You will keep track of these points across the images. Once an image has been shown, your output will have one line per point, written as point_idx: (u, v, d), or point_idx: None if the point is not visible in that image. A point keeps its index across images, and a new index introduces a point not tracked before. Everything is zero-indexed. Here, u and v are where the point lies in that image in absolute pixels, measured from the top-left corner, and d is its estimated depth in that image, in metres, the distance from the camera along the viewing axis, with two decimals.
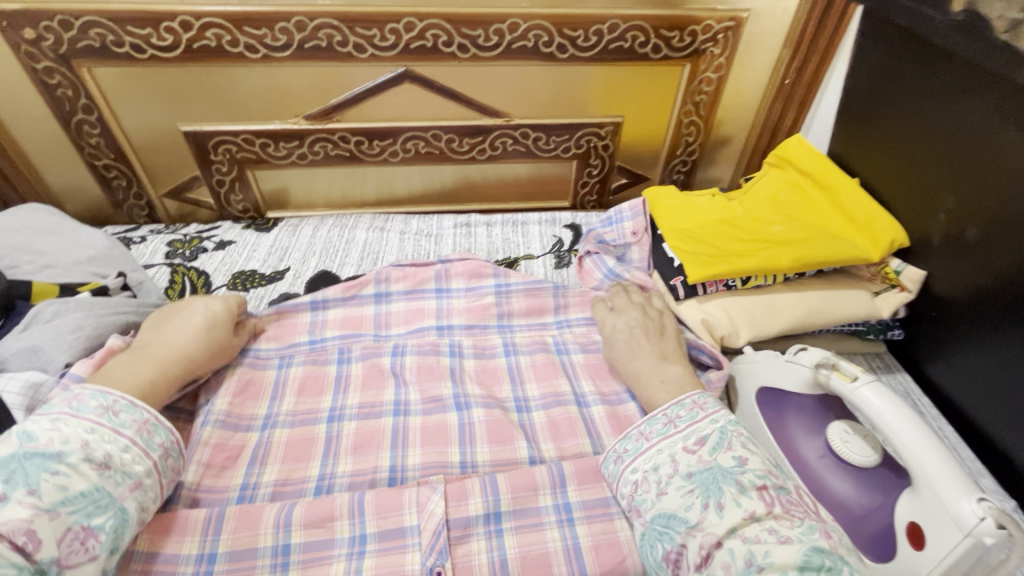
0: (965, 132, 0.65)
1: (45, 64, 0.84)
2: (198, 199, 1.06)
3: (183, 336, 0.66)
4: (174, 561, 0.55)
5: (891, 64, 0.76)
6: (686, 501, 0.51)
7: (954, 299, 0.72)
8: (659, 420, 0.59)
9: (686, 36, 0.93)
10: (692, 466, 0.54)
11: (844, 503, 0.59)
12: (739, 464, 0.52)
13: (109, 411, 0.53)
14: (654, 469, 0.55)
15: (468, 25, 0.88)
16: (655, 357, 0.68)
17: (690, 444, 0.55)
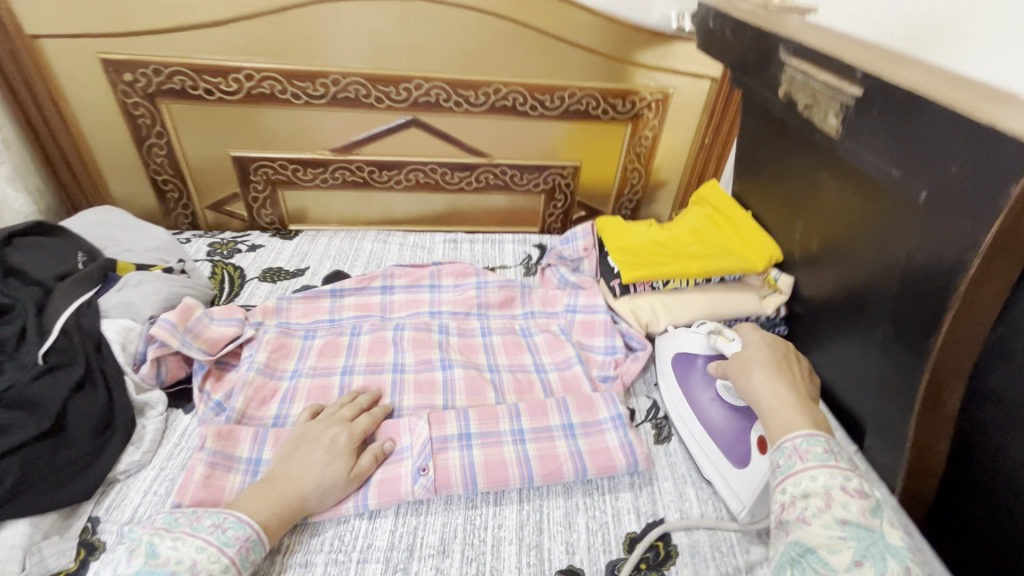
0: (795, 177, 0.93)
1: (134, 100, 1.10)
2: (232, 211, 1.29)
3: (306, 466, 0.69)
4: (233, 458, 0.75)
5: (748, 131, 1.05)
6: (832, 544, 0.53)
7: (813, 298, 0.98)
8: (819, 442, 0.60)
9: (628, 103, 1.22)
10: (849, 516, 0.54)
11: (719, 430, 0.79)
12: (907, 549, 0.51)
13: (218, 529, 0.60)
14: (804, 499, 0.57)
15: (463, 88, 1.16)
16: (769, 376, 0.71)
17: (849, 489, 0.56)
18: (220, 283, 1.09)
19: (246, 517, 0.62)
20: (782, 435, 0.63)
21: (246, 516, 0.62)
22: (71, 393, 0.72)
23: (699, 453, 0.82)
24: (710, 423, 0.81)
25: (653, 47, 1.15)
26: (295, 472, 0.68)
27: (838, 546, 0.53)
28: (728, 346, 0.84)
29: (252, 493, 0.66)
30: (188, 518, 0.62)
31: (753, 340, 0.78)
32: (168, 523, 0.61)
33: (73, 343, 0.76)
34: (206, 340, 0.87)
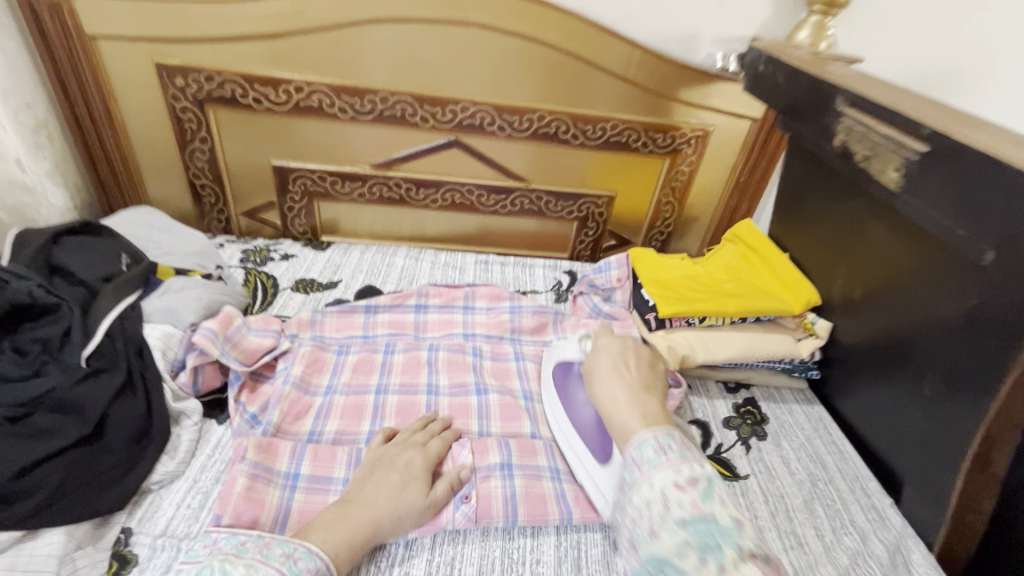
0: (846, 227, 0.94)
1: (183, 104, 1.11)
2: (266, 219, 1.29)
3: (380, 492, 0.68)
4: (271, 470, 0.74)
5: (801, 176, 1.06)
6: (681, 549, 0.54)
7: (851, 345, 0.98)
8: (650, 446, 0.62)
9: (668, 138, 1.23)
10: (686, 513, 0.56)
11: (587, 431, 0.79)
12: (736, 526, 0.55)
13: (290, 559, 0.57)
14: (647, 505, 0.58)
15: (508, 113, 1.17)
16: (635, 388, 0.74)
17: (681, 483, 0.58)
18: (253, 291, 1.09)
19: (316, 548, 0.60)
20: (643, 432, 0.64)
21: (316, 547, 0.60)
22: (113, 399, 0.71)
23: (572, 458, 0.80)
24: (578, 425, 0.81)
25: (698, 85, 1.17)
26: (371, 497, 0.67)
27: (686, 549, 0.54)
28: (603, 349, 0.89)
29: (328, 518, 0.64)
30: (257, 546, 0.59)
31: (606, 346, 0.83)
32: (237, 549, 0.60)
33: (116, 347, 0.75)
34: (244, 351, 0.87)
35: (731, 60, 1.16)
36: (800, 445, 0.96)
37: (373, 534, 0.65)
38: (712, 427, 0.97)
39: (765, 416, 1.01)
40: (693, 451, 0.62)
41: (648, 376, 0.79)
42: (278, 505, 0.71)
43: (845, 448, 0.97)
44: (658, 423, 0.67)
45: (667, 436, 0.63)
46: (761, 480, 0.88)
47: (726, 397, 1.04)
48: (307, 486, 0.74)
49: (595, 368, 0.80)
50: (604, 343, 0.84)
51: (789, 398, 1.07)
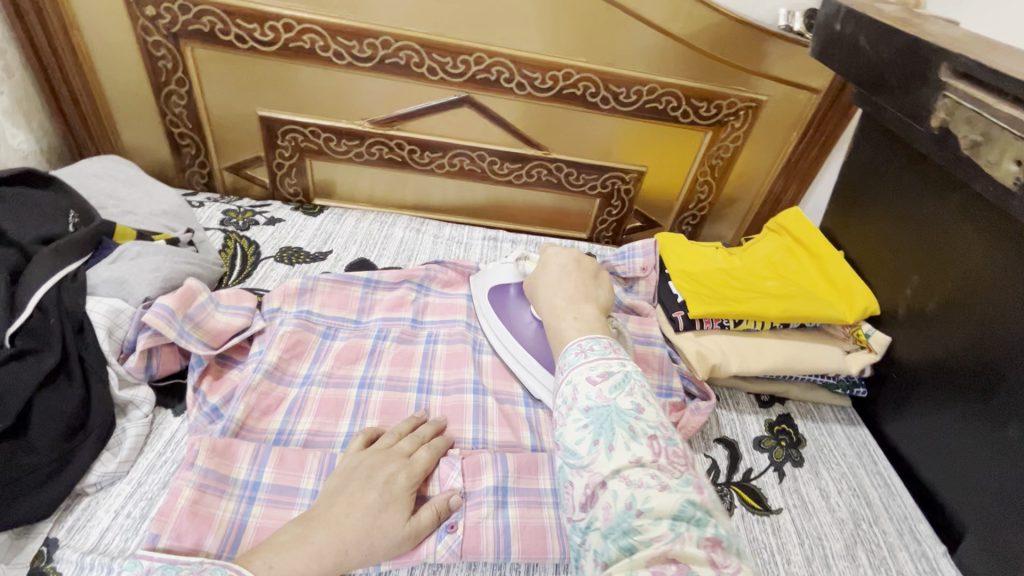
0: (936, 225, 0.79)
1: (156, 38, 0.96)
2: (253, 177, 1.16)
3: (351, 513, 0.56)
4: (225, 480, 0.63)
5: (878, 161, 0.90)
6: (580, 435, 0.52)
7: (913, 365, 0.84)
8: (575, 352, 0.61)
9: (713, 108, 1.07)
10: (591, 402, 0.54)
11: (537, 350, 0.81)
12: (636, 412, 0.52)
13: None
14: (564, 403, 0.56)
15: (529, 68, 1.01)
16: (578, 294, 0.73)
17: (594, 377, 0.56)
18: (230, 260, 0.97)
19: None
20: (574, 335, 0.64)
21: (253, 575, 0.49)
22: (39, 388, 0.60)
23: (524, 374, 0.82)
24: (525, 344, 0.82)
25: (753, 46, 1.00)
26: (339, 520, 0.56)
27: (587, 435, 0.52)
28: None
29: (283, 542, 0.53)
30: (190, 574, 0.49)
31: (556, 258, 0.79)
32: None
33: (49, 324, 0.64)
34: (208, 333, 0.75)
35: (797, 18, 0.98)
36: (841, 476, 0.83)
37: (339, 565, 0.53)
38: (741, 447, 0.85)
39: (802, 437, 0.88)
40: (618, 354, 0.60)
41: (591, 283, 0.76)
42: (230, 521, 0.60)
43: (892, 481, 0.84)
44: (589, 324, 0.66)
45: (590, 340, 0.63)
46: (796, 516, 0.76)
47: (758, 413, 0.91)
48: (267, 498, 0.63)
49: (540, 279, 0.78)
50: (551, 255, 0.80)
51: (830, 417, 0.94)
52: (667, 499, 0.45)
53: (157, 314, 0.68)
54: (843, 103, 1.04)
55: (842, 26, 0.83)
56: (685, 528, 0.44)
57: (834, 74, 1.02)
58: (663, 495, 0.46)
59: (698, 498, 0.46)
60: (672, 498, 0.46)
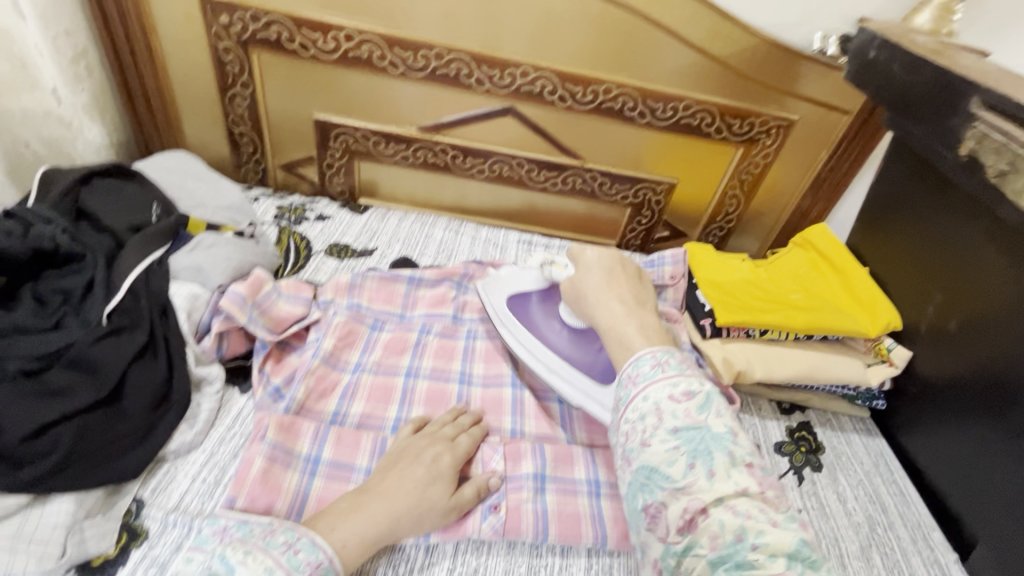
0: (960, 247, 0.83)
1: (226, 44, 1.04)
2: (303, 174, 1.23)
3: (403, 485, 0.62)
4: (290, 453, 0.69)
5: (905, 185, 0.94)
6: (671, 457, 0.50)
7: (933, 380, 0.88)
8: (647, 362, 0.58)
9: (746, 125, 1.11)
10: (680, 422, 0.51)
11: (576, 358, 0.83)
12: (731, 435, 0.51)
13: (291, 549, 0.52)
14: (640, 419, 0.54)
15: (571, 82, 1.06)
16: (629, 293, 0.73)
17: (677, 396, 0.54)
18: (285, 252, 1.03)
19: (320, 540, 0.54)
20: (642, 348, 0.61)
21: (320, 538, 0.55)
22: (132, 361, 0.67)
23: (562, 385, 0.82)
24: (562, 353, 0.83)
25: (788, 68, 1.04)
26: (394, 491, 0.61)
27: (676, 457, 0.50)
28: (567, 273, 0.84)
29: (341, 509, 0.59)
30: (264, 532, 0.55)
31: (592, 258, 0.78)
32: (244, 534, 0.56)
33: (138, 305, 0.71)
34: (272, 319, 0.81)
35: (831, 43, 1.02)
36: (858, 482, 0.87)
37: (391, 531, 0.59)
38: (762, 450, 0.89)
39: (821, 444, 0.92)
40: (694, 369, 0.57)
41: (639, 287, 0.76)
42: (296, 490, 0.66)
43: (908, 490, 0.88)
44: (652, 330, 0.66)
45: (664, 352, 0.59)
46: (813, 517, 0.80)
47: (779, 419, 0.95)
48: (327, 472, 0.69)
49: (582, 284, 0.76)
50: (592, 259, 0.78)
51: (848, 426, 0.97)
52: (781, 535, 0.45)
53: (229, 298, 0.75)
54: (873, 123, 1.07)
55: (876, 54, 0.87)
56: (805, 571, 0.43)
57: (865, 96, 1.05)
58: (778, 532, 0.45)
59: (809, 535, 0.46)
60: (787, 536, 0.45)
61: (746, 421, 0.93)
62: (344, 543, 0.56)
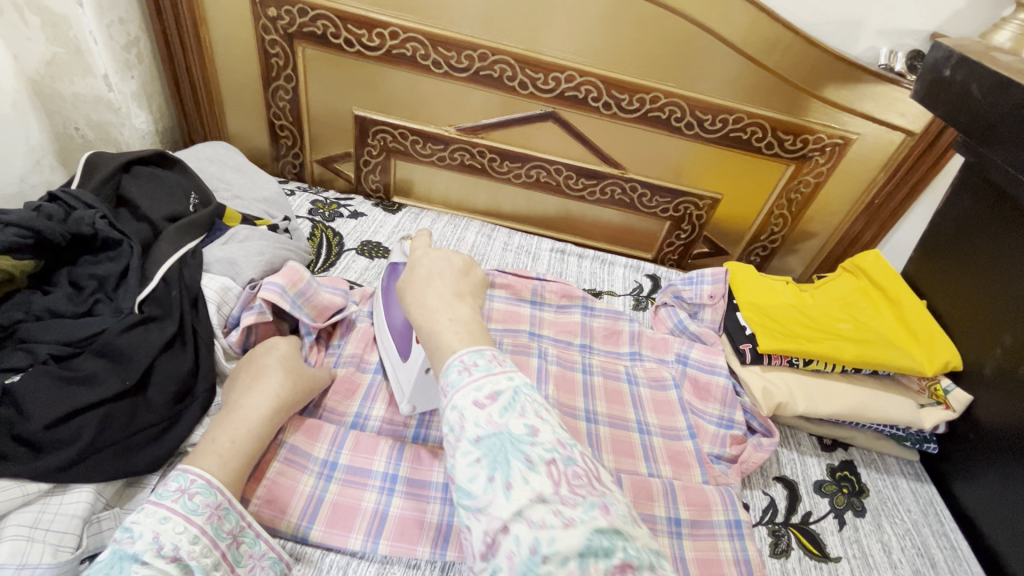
0: None
1: (273, 37, 1.04)
2: (339, 170, 1.23)
3: (253, 378, 0.67)
4: (307, 456, 0.67)
5: (977, 217, 0.88)
6: (472, 471, 0.43)
7: (996, 428, 0.81)
8: (455, 369, 0.48)
9: (799, 142, 1.05)
10: (481, 429, 0.44)
11: (395, 330, 0.75)
12: (531, 435, 0.43)
13: (184, 495, 0.53)
14: (450, 431, 0.46)
15: (618, 89, 1.03)
16: (449, 291, 0.58)
17: (482, 401, 0.45)
18: (317, 248, 1.03)
19: (193, 468, 0.55)
20: (456, 347, 0.50)
21: (216, 480, 0.56)
22: (160, 351, 0.66)
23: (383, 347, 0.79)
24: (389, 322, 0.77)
25: (847, 83, 0.98)
26: (248, 388, 0.66)
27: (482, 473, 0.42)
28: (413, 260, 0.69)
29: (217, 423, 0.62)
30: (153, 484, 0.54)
31: (425, 257, 0.63)
32: None
33: (170, 295, 0.70)
34: (317, 307, 0.80)
35: (899, 59, 0.96)
36: (905, 532, 0.81)
37: (274, 408, 0.64)
38: (801, 489, 0.83)
39: (865, 487, 0.86)
40: (505, 364, 0.49)
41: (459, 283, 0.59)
42: (309, 495, 0.64)
43: (959, 545, 0.81)
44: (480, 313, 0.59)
45: (476, 353, 0.49)
46: (855, 567, 0.75)
47: (820, 456, 0.89)
48: (343, 478, 0.67)
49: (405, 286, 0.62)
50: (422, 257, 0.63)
51: (895, 469, 0.91)
52: (573, 535, 0.38)
53: (269, 291, 0.74)
54: (940, 146, 1.00)
55: (952, 73, 0.81)
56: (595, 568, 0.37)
57: (934, 118, 0.98)
58: (569, 533, 0.38)
59: (607, 522, 0.39)
60: (579, 533, 0.38)
61: (746, 480, 0.83)
62: (231, 441, 0.60)
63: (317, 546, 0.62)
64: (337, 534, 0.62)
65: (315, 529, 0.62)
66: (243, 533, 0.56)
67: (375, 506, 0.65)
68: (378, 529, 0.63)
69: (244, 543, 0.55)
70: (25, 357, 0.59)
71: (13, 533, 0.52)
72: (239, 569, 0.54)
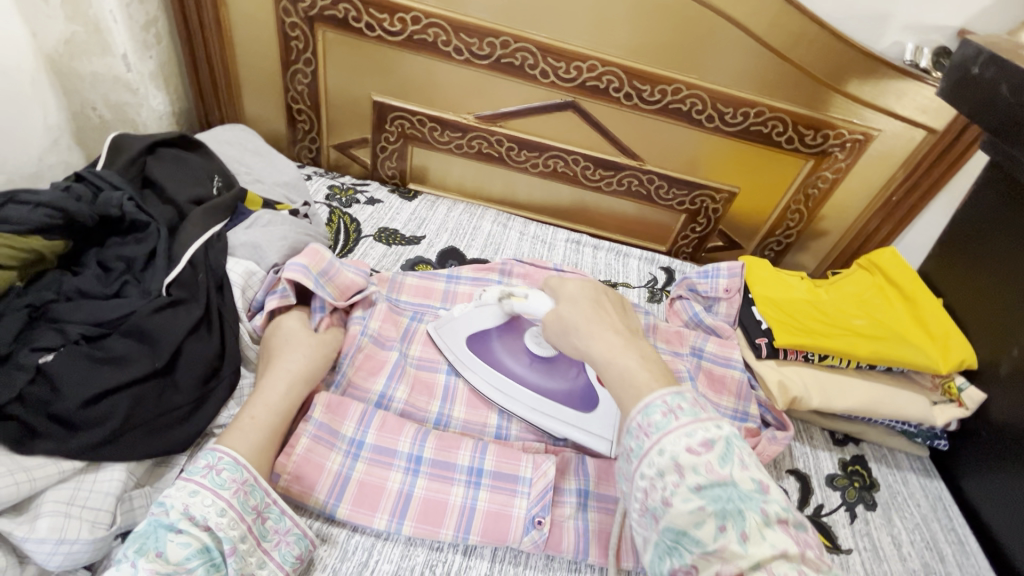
0: None
1: (293, 20, 1.03)
2: (356, 156, 1.23)
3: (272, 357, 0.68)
4: (336, 434, 0.67)
5: (1000, 214, 0.88)
6: (696, 519, 0.43)
7: (1009, 426, 0.82)
8: (658, 409, 0.48)
9: (819, 137, 1.05)
10: (702, 479, 0.44)
11: (552, 390, 0.76)
12: (761, 490, 0.44)
13: (212, 471, 0.54)
14: (659, 475, 0.46)
15: (639, 80, 1.02)
16: (606, 324, 0.57)
17: (695, 447, 0.46)
18: (336, 234, 1.03)
19: (220, 445, 0.56)
20: (649, 391, 0.49)
21: (243, 457, 0.56)
22: (188, 334, 0.66)
23: (541, 420, 0.75)
24: (534, 387, 0.76)
25: (871, 79, 0.97)
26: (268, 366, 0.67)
27: (698, 515, 0.43)
28: (527, 307, 0.69)
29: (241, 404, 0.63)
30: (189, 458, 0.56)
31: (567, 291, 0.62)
32: None
33: (196, 279, 0.70)
34: (338, 287, 0.79)
35: (925, 54, 0.95)
36: (914, 526, 0.82)
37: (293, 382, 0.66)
38: (813, 482, 0.85)
39: (875, 481, 0.87)
40: (707, 412, 0.49)
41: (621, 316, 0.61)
42: (337, 474, 0.65)
43: (967, 540, 0.82)
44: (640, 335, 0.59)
45: (672, 395, 0.49)
46: (866, 559, 0.76)
47: (832, 450, 0.90)
48: (369, 456, 0.67)
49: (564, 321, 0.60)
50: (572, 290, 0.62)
51: (905, 465, 0.92)
52: None
53: (292, 271, 0.73)
54: (962, 144, 1.00)
55: (981, 70, 0.80)
56: None
57: (957, 116, 0.98)
58: None
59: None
60: None
61: (760, 470, 0.84)
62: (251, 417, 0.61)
63: (341, 526, 0.64)
64: (363, 513, 0.64)
65: (341, 507, 0.64)
66: (268, 509, 0.57)
67: (400, 487, 0.66)
68: (402, 510, 0.64)
69: (269, 519, 0.56)
70: (57, 337, 0.59)
71: (50, 509, 0.53)
72: (265, 543, 0.56)
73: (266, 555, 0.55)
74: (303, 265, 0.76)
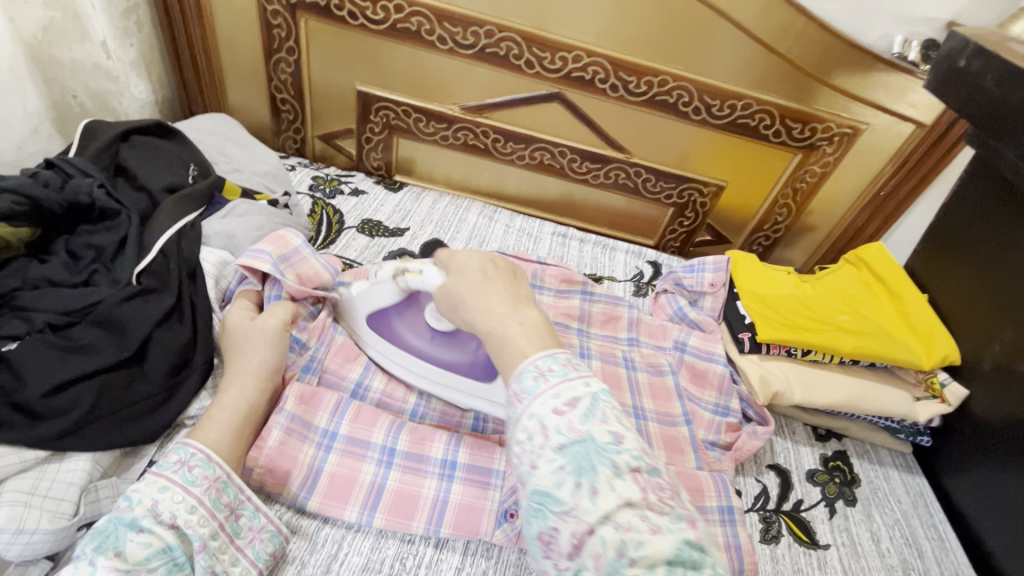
0: None
1: (275, 7, 1.02)
2: (341, 147, 1.22)
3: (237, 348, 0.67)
4: (309, 425, 0.66)
5: (985, 209, 0.88)
6: (557, 478, 0.42)
7: (990, 422, 0.82)
8: (529, 374, 0.48)
9: (807, 130, 1.04)
10: (563, 436, 0.43)
11: (453, 364, 0.73)
12: (616, 442, 0.43)
13: (184, 466, 0.54)
14: (527, 438, 0.45)
15: (625, 71, 1.01)
16: (509, 296, 0.57)
17: (561, 407, 0.45)
18: (318, 225, 1.02)
19: (189, 441, 0.56)
20: (522, 358, 0.50)
21: (216, 454, 0.56)
22: (157, 324, 0.65)
23: (445, 392, 0.75)
24: (439, 364, 0.73)
25: (858, 72, 0.96)
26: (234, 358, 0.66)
27: (562, 475, 0.42)
28: (422, 283, 0.65)
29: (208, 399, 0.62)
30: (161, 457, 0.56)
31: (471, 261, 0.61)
32: None
33: (169, 267, 0.69)
34: (300, 276, 0.75)
35: (913, 47, 0.94)
36: (894, 522, 0.82)
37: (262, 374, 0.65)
38: (794, 478, 0.84)
39: (857, 477, 0.87)
40: (580, 369, 0.48)
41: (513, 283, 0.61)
42: (309, 466, 0.64)
43: (947, 536, 0.82)
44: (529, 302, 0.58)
45: (546, 358, 0.49)
46: (843, 554, 0.76)
47: (814, 445, 0.90)
48: (342, 448, 0.66)
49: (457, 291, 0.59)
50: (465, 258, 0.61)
51: (887, 461, 0.92)
52: (663, 542, 0.39)
53: (252, 257, 0.71)
54: (950, 138, 0.99)
55: (967, 63, 0.79)
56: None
57: (945, 109, 0.97)
58: (658, 539, 0.39)
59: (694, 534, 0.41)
60: (667, 541, 0.39)
61: (740, 465, 0.84)
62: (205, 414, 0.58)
63: (313, 517, 0.64)
64: (333, 505, 0.63)
65: (313, 499, 0.63)
66: (241, 506, 0.56)
67: (372, 479, 0.65)
68: (374, 502, 0.64)
69: (242, 516, 0.56)
70: (23, 325, 0.59)
71: (10, 498, 0.52)
72: (239, 541, 0.55)
73: (239, 553, 0.55)
74: (267, 252, 0.73)
